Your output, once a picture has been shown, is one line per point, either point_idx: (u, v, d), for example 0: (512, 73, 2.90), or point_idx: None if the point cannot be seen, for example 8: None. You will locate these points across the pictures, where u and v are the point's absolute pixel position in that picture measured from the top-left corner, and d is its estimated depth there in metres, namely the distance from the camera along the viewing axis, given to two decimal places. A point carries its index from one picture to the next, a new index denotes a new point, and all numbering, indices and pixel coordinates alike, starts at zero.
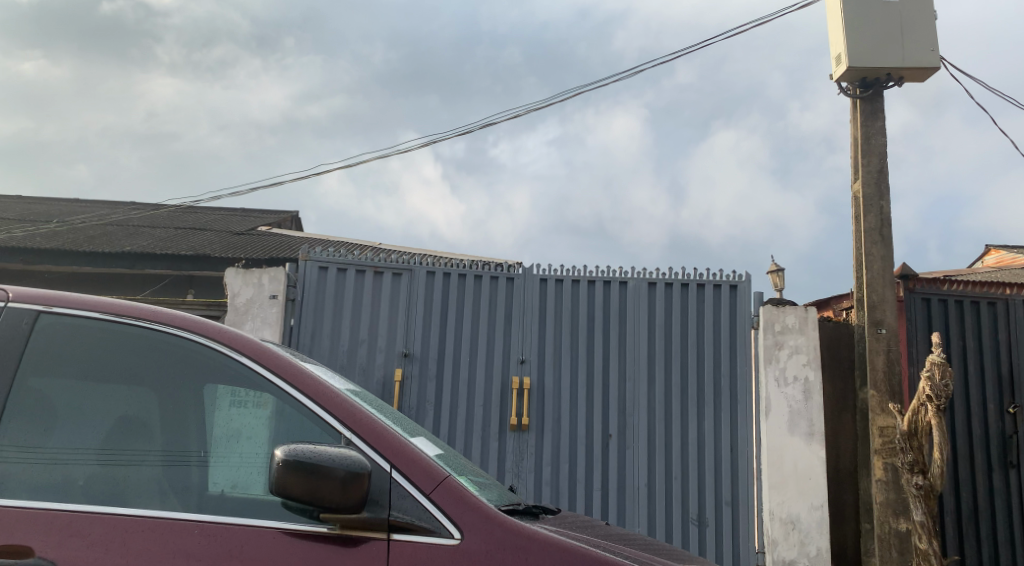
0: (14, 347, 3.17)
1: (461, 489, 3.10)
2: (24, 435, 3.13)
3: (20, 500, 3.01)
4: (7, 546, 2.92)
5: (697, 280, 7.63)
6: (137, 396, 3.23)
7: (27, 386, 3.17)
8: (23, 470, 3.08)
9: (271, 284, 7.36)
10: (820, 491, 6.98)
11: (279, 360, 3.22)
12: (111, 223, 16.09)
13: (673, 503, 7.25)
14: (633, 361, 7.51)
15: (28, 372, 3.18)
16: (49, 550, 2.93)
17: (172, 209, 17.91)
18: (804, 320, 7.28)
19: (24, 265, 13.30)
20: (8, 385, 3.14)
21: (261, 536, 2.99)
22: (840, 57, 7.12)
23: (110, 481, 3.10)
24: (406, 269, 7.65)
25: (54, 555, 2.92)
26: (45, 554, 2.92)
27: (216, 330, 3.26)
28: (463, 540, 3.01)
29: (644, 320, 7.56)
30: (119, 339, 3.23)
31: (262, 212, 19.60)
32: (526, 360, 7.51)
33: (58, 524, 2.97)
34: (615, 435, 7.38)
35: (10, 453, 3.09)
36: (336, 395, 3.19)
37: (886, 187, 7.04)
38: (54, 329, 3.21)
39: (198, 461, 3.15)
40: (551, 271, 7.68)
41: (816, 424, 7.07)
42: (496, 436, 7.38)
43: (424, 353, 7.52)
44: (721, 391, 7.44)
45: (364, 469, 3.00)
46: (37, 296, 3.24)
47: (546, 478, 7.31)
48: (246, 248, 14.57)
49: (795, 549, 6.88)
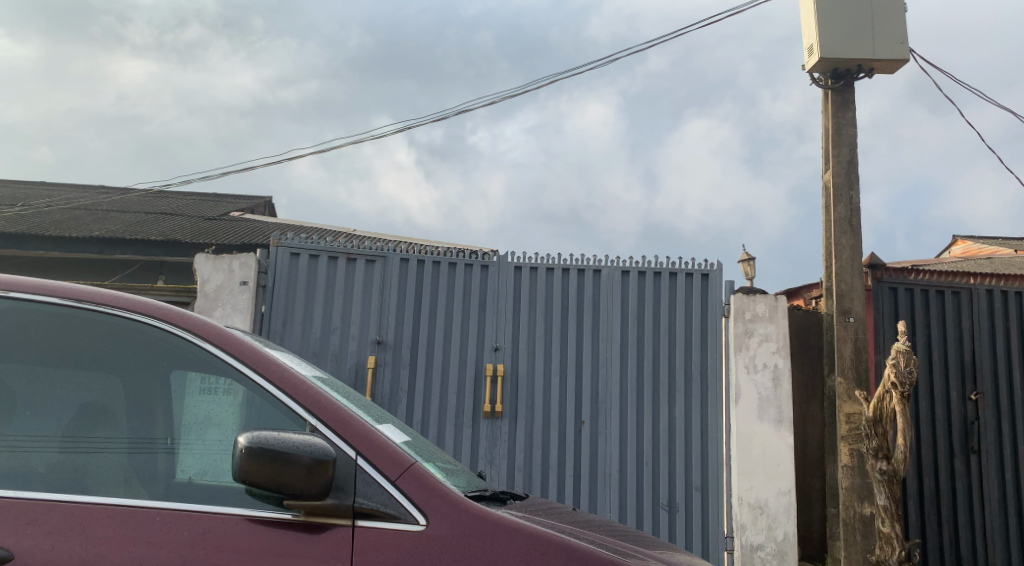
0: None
1: (427, 476, 3.11)
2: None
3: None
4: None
5: (669, 269, 7.67)
6: (102, 382, 3.21)
7: None
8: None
9: (241, 270, 7.31)
10: (788, 476, 7.04)
11: (246, 348, 3.21)
12: (79, 207, 15.92)
13: (644, 490, 7.29)
14: (606, 348, 7.53)
15: None
16: (5, 538, 2.91)
17: (141, 193, 17.74)
18: (775, 308, 7.33)
19: None
20: None
21: (225, 523, 2.98)
22: (813, 48, 7.15)
23: (73, 469, 3.08)
24: (380, 256, 7.63)
25: (11, 542, 2.90)
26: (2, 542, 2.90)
27: (182, 317, 3.24)
28: (429, 526, 3.03)
29: (617, 308, 7.59)
30: (82, 324, 3.20)
31: (235, 197, 19.47)
32: (500, 347, 7.53)
33: (14, 512, 2.95)
34: (587, 421, 7.41)
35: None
36: (302, 382, 3.19)
37: (856, 177, 7.10)
38: (16, 314, 3.19)
39: (165, 449, 3.14)
40: (526, 258, 7.70)
41: (785, 411, 7.14)
42: (470, 423, 7.40)
43: (397, 341, 7.52)
44: (692, 379, 7.48)
45: (329, 457, 3.00)
46: None
47: (518, 465, 7.34)
48: (217, 233, 14.51)
49: (763, 533, 6.95)
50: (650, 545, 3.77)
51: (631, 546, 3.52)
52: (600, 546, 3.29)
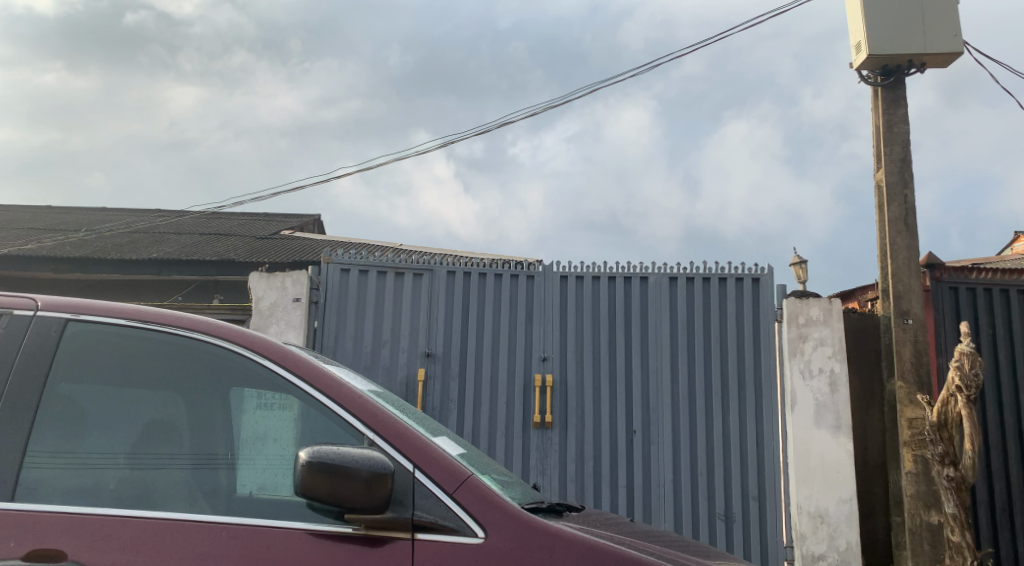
0: (44, 356, 3.20)
1: (483, 488, 3.11)
2: (53, 440, 3.14)
3: (50, 504, 3.03)
4: (35, 551, 2.94)
5: (718, 274, 7.59)
6: (166, 400, 3.25)
7: (59, 392, 3.20)
8: (51, 475, 3.09)
9: (294, 287, 7.41)
10: (848, 484, 6.92)
11: (303, 363, 3.23)
12: (137, 230, 16.24)
13: (699, 499, 7.22)
14: (655, 356, 7.49)
15: (60, 378, 3.21)
16: (81, 554, 2.95)
17: (196, 216, 18.04)
18: (829, 312, 7.21)
19: (55, 274, 13.45)
20: (42, 393, 3.17)
21: (287, 537, 3.00)
22: (861, 45, 7.06)
23: (141, 485, 3.12)
24: (427, 269, 7.67)
25: (86, 557, 2.95)
26: (77, 556, 2.95)
27: (241, 334, 3.28)
28: (487, 538, 3.02)
29: (666, 315, 7.53)
30: (147, 344, 3.26)
31: (285, 216, 19.71)
32: (548, 357, 7.52)
33: (90, 528, 2.99)
34: (639, 431, 7.36)
35: (41, 459, 3.11)
36: (358, 396, 3.20)
37: (910, 175, 6.98)
38: (86, 336, 3.24)
39: (226, 464, 3.17)
40: (571, 268, 7.69)
41: (843, 417, 7.01)
42: (520, 434, 7.39)
43: (446, 353, 7.54)
44: (746, 386, 7.40)
45: (388, 469, 3.01)
46: (66, 304, 3.27)
47: (571, 476, 7.31)
48: (270, 252, 14.70)
49: (824, 543, 6.83)
50: (710, 556, 3.72)
51: (690, 557, 3.48)
52: (661, 558, 3.26)
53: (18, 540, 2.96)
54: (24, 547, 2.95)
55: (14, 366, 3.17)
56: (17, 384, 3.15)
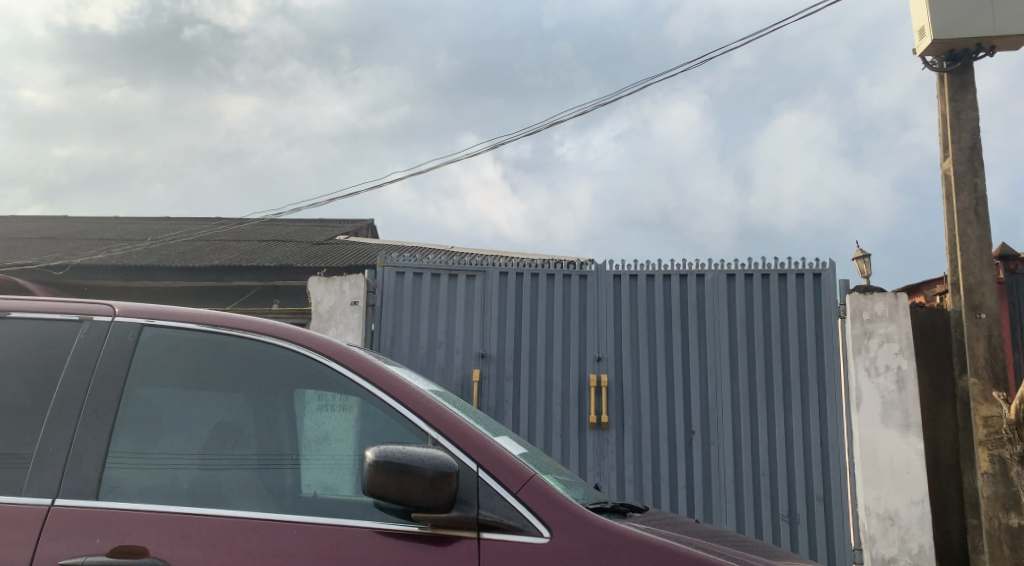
0: (122, 360, 3.22)
1: (547, 487, 3.07)
2: (130, 441, 3.15)
3: (130, 502, 3.05)
4: (118, 548, 2.96)
5: (778, 270, 7.45)
6: (235, 402, 3.25)
7: (134, 394, 3.21)
8: (129, 475, 3.10)
9: (352, 291, 7.48)
10: (920, 485, 6.68)
11: (367, 363, 3.22)
12: (198, 238, 16.50)
13: (762, 500, 7.09)
14: (713, 354, 7.37)
15: (135, 381, 3.22)
16: (163, 552, 2.96)
17: (255, 223, 18.27)
18: (895, 307, 7.00)
19: (125, 282, 13.77)
20: (120, 396, 3.19)
21: (356, 536, 2.98)
22: (925, 30, 6.88)
23: (212, 485, 3.11)
24: (480, 271, 7.65)
25: (167, 554, 2.96)
26: (159, 553, 2.96)
27: (306, 336, 3.27)
28: (552, 538, 2.98)
29: (724, 313, 7.41)
30: (218, 348, 3.26)
31: (341, 221, 19.87)
32: (602, 357, 7.46)
33: (171, 526, 3.00)
34: (698, 431, 7.25)
35: (120, 459, 3.12)
36: (421, 396, 3.18)
37: (980, 162, 6.79)
38: (161, 340, 3.27)
39: (292, 464, 3.15)
40: (624, 267, 7.62)
41: (912, 415, 6.79)
42: (575, 434, 7.33)
43: (500, 353, 7.51)
44: (808, 384, 7.25)
45: (453, 469, 2.98)
46: (142, 311, 3.31)
47: (629, 476, 7.24)
48: (327, 257, 14.81)
49: (895, 546, 6.62)
50: (777, 557, 3.63)
51: (758, 558, 3.40)
52: (729, 559, 3.18)
53: (102, 536, 2.98)
54: (107, 544, 2.97)
55: (95, 369, 3.21)
56: (97, 386, 3.18)
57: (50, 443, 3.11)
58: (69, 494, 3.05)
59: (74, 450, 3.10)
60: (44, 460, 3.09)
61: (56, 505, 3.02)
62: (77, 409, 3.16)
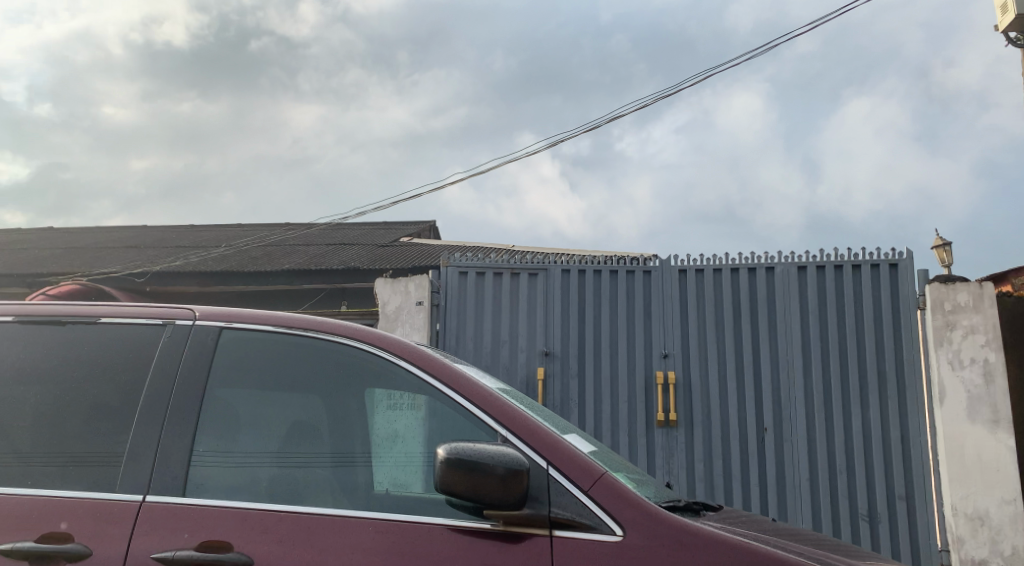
0: (204, 364, 3.15)
1: (619, 485, 2.92)
2: (213, 439, 3.07)
3: (216, 499, 2.96)
4: (206, 542, 2.88)
5: (851, 261, 7.13)
6: (308, 402, 3.15)
7: (214, 396, 3.12)
8: (213, 473, 3.01)
9: (417, 291, 7.43)
10: (1012, 484, 6.34)
11: (435, 361, 3.11)
12: (267, 243, 16.66)
13: (839, 498, 6.82)
14: (785, 349, 7.13)
15: (215, 382, 3.14)
16: (247, 548, 2.87)
17: (320, 228, 18.39)
18: (979, 297, 6.66)
19: (202, 287, 13.97)
20: (201, 396, 3.11)
21: (430, 533, 2.86)
22: (1007, 5, 6.57)
23: (290, 483, 3.01)
24: (541, 269, 7.51)
25: (250, 549, 2.87)
26: (242, 549, 2.87)
27: (375, 336, 3.18)
28: (625, 537, 2.83)
29: (796, 306, 7.16)
30: (295, 351, 3.18)
31: (404, 224, 19.91)
32: (669, 354, 7.26)
33: (253, 522, 2.91)
34: (770, 428, 7.01)
35: (207, 459, 3.03)
36: (487, 392, 3.06)
37: None
38: (239, 343, 3.19)
39: (364, 461, 3.05)
40: (690, 261, 7.41)
41: (1001, 410, 6.44)
42: (643, 433, 7.15)
43: (564, 351, 7.37)
44: (887, 378, 6.94)
45: (522, 466, 2.84)
46: (219, 313, 3.24)
47: (699, 476, 7.03)
48: (392, 258, 14.81)
49: (985, 547, 6.29)
50: (862, 557, 3.42)
51: (841, 557, 3.20)
52: (811, 559, 2.99)
53: (190, 531, 2.90)
54: (196, 538, 2.88)
55: (178, 372, 3.14)
56: (182, 387, 3.11)
57: (137, 443, 3.04)
58: (158, 490, 2.97)
59: (161, 448, 3.03)
60: (134, 459, 3.02)
61: (146, 501, 2.95)
62: (164, 408, 3.09)
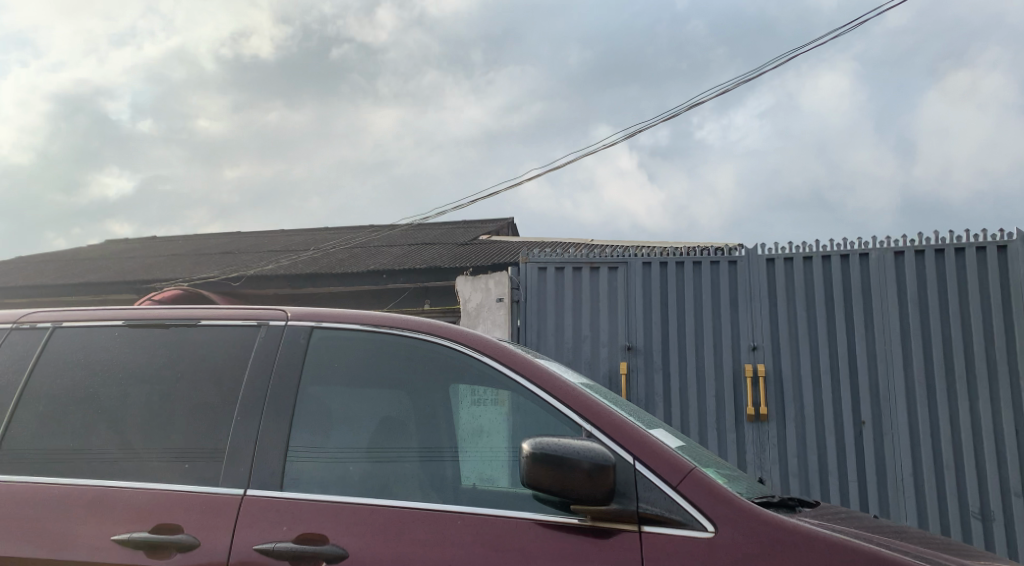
0: (296, 360, 3.20)
1: (709, 481, 2.87)
2: (307, 435, 3.10)
3: (308, 493, 3.00)
4: (303, 535, 2.91)
5: (954, 245, 6.86)
6: (396, 398, 3.17)
7: (305, 391, 3.16)
8: (307, 468, 3.05)
9: (496, 288, 7.51)
10: None
11: (519, 357, 3.11)
12: (353, 245, 16.90)
13: (948, 497, 6.56)
14: (882, 339, 6.91)
15: (306, 377, 3.18)
16: (342, 540, 2.89)
17: (405, 228, 18.57)
18: None
19: (292, 290, 14.28)
20: (295, 392, 3.15)
21: (518, 527, 2.85)
22: None
23: (381, 477, 3.03)
24: (621, 262, 7.46)
25: (345, 541, 2.89)
26: (338, 541, 2.89)
27: (459, 334, 3.19)
28: (718, 533, 2.78)
29: (894, 295, 6.92)
30: (382, 347, 3.21)
31: (488, 222, 19.96)
32: (758, 347, 7.14)
33: (347, 515, 2.94)
34: (867, 422, 6.82)
35: (302, 453, 3.07)
36: (572, 388, 3.04)
37: None
38: (328, 342, 3.23)
39: (451, 455, 3.05)
40: (778, 250, 7.25)
41: None
42: (732, 427, 7.04)
43: (647, 346, 7.32)
44: (1000, 366, 6.67)
45: (609, 461, 2.81)
46: (310, 315, 3.29)
47: (792, 470, 6.90)
48: (474, 256, 14.85)
49: None
50: (971, 556, 3.28)
51: (949, 556, 3.07)
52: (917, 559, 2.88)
53: (288, 524, 2.94)
54: (294, 531, 2.92)
55: (273, 369, 3.19)
56: (276, 383, 3.17)
57: (237, 438, 3.10)
58: (256, 484, 3.01)
59: (258, 444, 3.08)
60: (234, 456, 3.07)
61: (248, 495, 3.00)
62: (260, 405, 3.14)
